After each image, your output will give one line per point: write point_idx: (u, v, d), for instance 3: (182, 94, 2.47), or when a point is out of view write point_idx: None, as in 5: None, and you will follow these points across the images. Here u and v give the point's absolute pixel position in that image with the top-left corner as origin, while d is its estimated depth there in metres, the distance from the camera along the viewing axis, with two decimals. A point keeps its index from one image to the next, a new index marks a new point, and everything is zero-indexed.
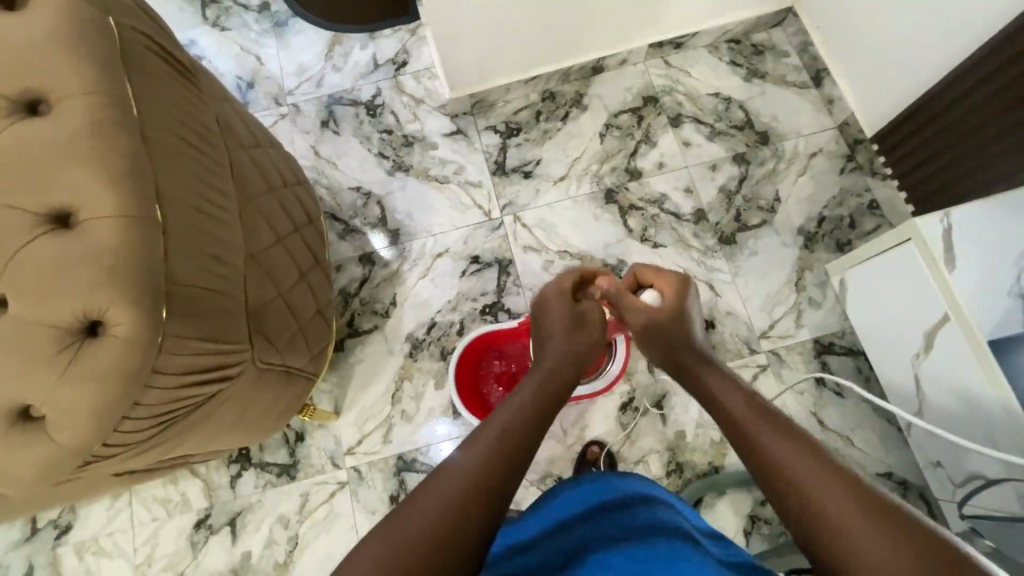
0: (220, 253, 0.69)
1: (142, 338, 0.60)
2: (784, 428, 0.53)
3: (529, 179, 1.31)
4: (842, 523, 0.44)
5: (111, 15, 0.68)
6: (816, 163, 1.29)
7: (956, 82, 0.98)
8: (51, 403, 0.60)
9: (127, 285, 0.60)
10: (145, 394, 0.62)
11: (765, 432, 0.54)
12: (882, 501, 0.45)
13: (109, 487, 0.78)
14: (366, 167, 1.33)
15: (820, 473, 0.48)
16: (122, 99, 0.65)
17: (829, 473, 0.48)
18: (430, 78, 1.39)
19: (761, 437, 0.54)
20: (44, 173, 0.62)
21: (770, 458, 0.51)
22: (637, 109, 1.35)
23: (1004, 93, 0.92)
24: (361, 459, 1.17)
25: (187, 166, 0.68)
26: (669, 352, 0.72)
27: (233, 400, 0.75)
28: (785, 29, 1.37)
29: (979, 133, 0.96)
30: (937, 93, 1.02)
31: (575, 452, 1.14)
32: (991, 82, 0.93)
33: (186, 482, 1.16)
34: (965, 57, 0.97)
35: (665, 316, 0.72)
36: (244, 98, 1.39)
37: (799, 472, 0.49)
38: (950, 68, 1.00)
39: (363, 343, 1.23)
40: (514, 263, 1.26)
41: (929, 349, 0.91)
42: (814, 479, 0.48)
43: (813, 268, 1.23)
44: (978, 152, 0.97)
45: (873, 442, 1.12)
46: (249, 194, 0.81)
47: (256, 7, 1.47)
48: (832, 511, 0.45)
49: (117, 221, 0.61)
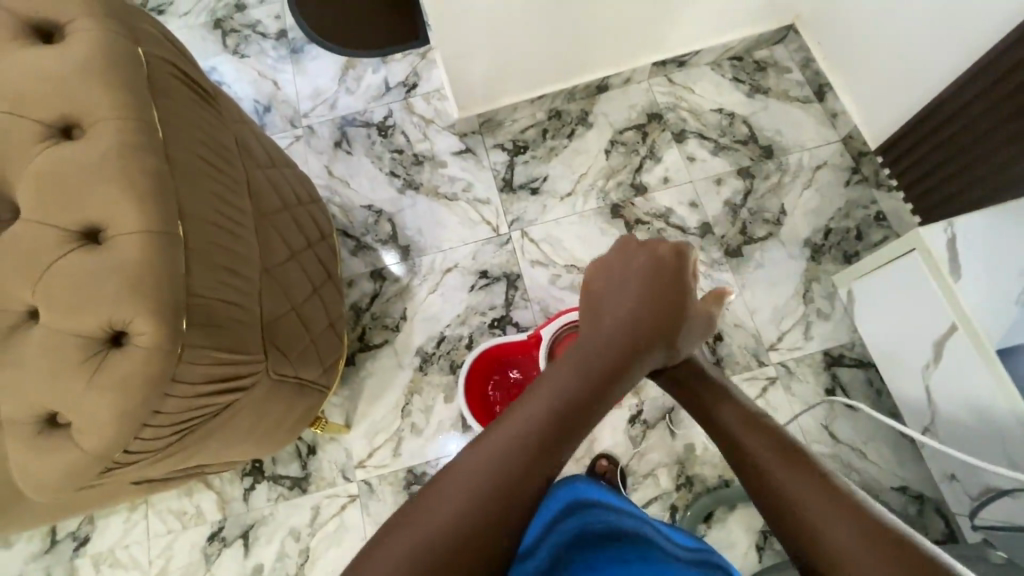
0: (237, 266, 0.72)
1: (164, 347, 0.62)
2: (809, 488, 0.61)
3: (537, 195, 1.34)
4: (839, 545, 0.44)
5: (139, 44, 0.73)
6: (821, 176, 1.30)
7: (963, 90, 0.99)
8: (75, 409, 0.63)
9: (150, 296, 0.63)
10: (165, 403, 0.65)
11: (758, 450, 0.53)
12: None
13: (128, 495, 0.80)
14: (378, 186, 1.37)
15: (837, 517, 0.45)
16: (148, 122, 0.69)
17: (826, 493, 0.47)
18: (439, 99, 1.43)
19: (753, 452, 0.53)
20: (73, 191, 0.66)
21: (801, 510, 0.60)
22: (642, 125, 1.37)
23: (1011, 99, 0.91)
24: (372, 472, 1.18)
25: (207, 184, 0.72)
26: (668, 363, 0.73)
27: (248, 410, 0.77)
28: (787, 45, 1.39)
29: (987, 139, 0.96)
30: (945, 99, 1.02)
31: (584, 466, 1.14)
32: (995, 90, 0.94)
33: (201, 495, 1.18)
34: (970, 65, 0.97)
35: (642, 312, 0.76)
36: (261, 121, 1.45)
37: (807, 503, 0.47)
38: (959, 74, 1.00)
39: (374, 357, 1.25)
40: (521, 277, 1.28)
41: (938, 360, 0.91)
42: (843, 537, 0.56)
43: (821, 280, 1.23)
44: (986, 159, 0.97)
45: (886, 456, 1.10)
46: (265, 211, 0.85)
47: (274, 35, 1.53)
48: None
49: (141, 236, 0.64)
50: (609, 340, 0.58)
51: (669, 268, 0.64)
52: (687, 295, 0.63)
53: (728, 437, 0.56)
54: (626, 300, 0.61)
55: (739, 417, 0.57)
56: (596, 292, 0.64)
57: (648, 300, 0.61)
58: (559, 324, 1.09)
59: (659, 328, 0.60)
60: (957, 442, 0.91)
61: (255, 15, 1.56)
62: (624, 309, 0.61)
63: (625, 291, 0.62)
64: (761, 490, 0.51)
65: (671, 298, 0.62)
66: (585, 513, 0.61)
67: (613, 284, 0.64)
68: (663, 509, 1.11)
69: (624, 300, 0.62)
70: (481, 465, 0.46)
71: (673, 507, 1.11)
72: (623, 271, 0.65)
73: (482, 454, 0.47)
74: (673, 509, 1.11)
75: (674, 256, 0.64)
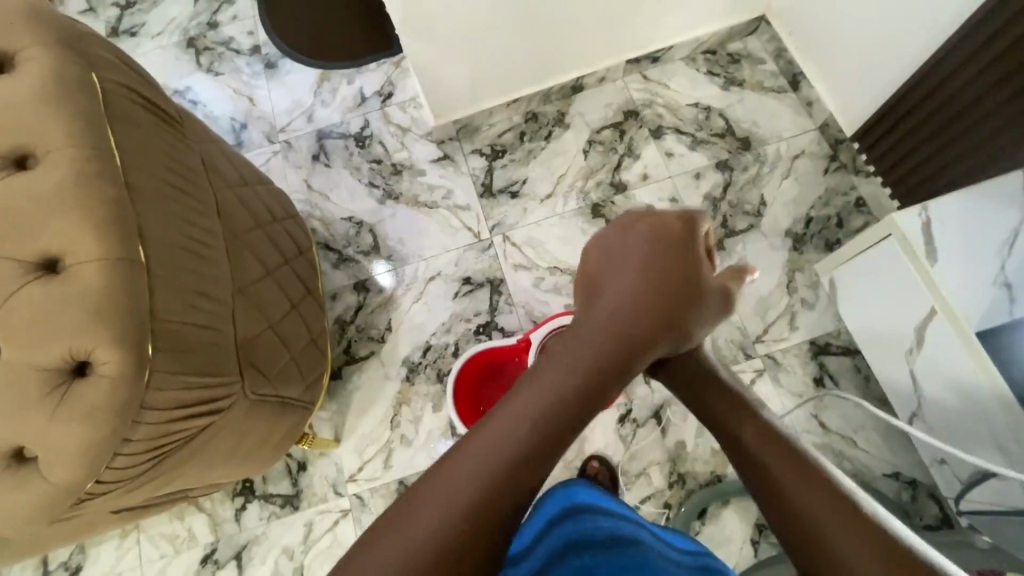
0: (206, 288, 0.72)
1: (129, 374, 0.62)
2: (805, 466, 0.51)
3: (517, 198, 1.34)
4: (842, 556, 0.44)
5: (94, 70, 0.73)
6: (800, 165, 1.30)
7: (948, 58, 0.96)
8: (40, 442, 0.62)
9: (113, 324, 0.62)
10: (135, 430, 0.64)
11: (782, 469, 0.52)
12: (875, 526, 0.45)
13: (110, 523, 0.80)
14: (357, 198, 1.36)
15: (848, 525, 0.45)
16: (105, 149, 0.68)
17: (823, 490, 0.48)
18: (415, 107, 1.43)
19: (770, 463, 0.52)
20: (29, 222, 0.65)
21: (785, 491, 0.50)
22: (619, 123, 1.37)
23: (998, 65, 0.88)
24: (364, 485, 1.17)
25: (171, 208, 0.71)
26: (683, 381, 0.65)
27: (226, 433, 0.77)
28: (760, 36, 1.39)
29: (975, 109, 0.94)
30: (932, 67, 0.99)
31: (576, 468, 1.13)
32: (984, 54, 0.90)
33: (192, 517, 1.17)
34: (954, 32, 0.94)
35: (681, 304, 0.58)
36: (239, 138, 1.44)
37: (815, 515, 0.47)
38: (943, 42, 0.96)
39: (361, 370, 1.25)
40: (505, 281, 1.28)
41: (920, 345, 0.90)
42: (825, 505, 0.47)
43: (804, 269, 1.23)
44: (972, 130, 0.94)
45: (877, 443, 1.10)
46: (236, 230, 0.84)
47: (248, 51, 1.53)
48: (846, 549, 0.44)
49: (100, 264, 0.64)
50: (619, 322, 0.55)
51: (678, 238, 0.61)
52: (698, 270, 0.61)
53: (750, 456, 0.54)
54: (644, 267, 0.59)
55: (747, 420, 0.57)
56: (602, 265, 0.61)
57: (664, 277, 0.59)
58: (548, 328, 1.07)
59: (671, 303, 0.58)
60: (944, 426, 0.91)
61: (228, 32, 1.55)
62: (622, 296, 0.57)
63: (627, 267, 0.60)
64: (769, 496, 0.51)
65: (680, 266, 0.60)
66: (581, 517, 0.59)
67: (609, 265, 0.61)
68: (655, 508, 1.10)
69: (625, 276, 0.59)
70: (482, 474, 0.44)
71: (667, 505, 1.10)
72: (624, 248, 0.61)
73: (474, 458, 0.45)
74: (666, 507, 1.10)
75: (682, 222, 0.63)
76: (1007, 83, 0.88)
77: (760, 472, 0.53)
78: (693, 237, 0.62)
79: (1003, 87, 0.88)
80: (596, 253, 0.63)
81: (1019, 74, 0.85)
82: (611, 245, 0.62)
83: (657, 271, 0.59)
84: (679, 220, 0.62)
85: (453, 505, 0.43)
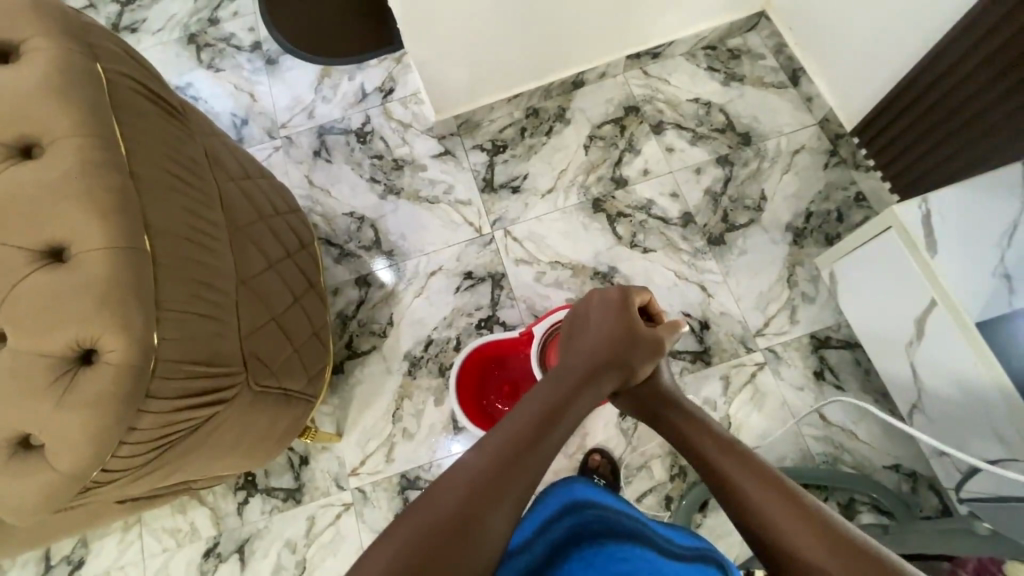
0: (211, 279, 0.72)
1: (135, 363, 0.62)
2: (761, 474, 0.57)
3: (518, 194, 1.34)
4: (809, 555, 0.48)
5: (99, 61, 0.73)
6: (800, 160, 1.30)
7: (946, 52, 0.96)
8: (47, 429, 0.63)
9: (118, 312, 0.62)
10: (140, 419, 0.65)
11: (743, 478, 0.58)
12: (825, 520, 0.51)
13: (113, 514, 0.80)
14: (359, 193, 1.36)
15: (800, 521, 0.51)
16: (110, 139, 0.68)
17: (778, 493, 0.55)
18: (417, 103, 1.43)
19: (738, 481, 0.58)
20: (34, 211, 0.66)
21: (746, 495, 0.56)
22: (620, 119, 1.37)
23: (997, 57, 0.89)
24: (365, 479, 1.17)
25: (176, 199, 0.72)
26: (650, 408, 0.75)
27: (230, 424, 0.77)
28: (759, 32, 1.39)
29: (972, 103, 0.94)
30: (930, 62, 1.00)
31: (577, 461, 1.13)
32: (981, 49, 0.91)
33: (195, 511, 1.17)
34: (953, 25, 0.94)
35: (625, 348, 0.74)
36: (239, 134, 1.44)
37: (783, 525, 0.52)
38: (942, 35, 0.97)
39: (362, 364, 1.25)
40: (506, 276, 1.28)
41: (920, 335, 0.91)
42: (780, 505, 0.53)
43: (804, 263, 1.23)
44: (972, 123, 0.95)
45: (878, 436, 1.11)
46: (239, 223, 0.84)
47: (248, 47, 1.53)
48: (800, 541, 0.50)
49: (106, 253, 0.64)
50: (577, 364, 0.71)
51: (620, 303, 0.79)
52: (637, 323, 0.77)
53: (714, 470, 0.61)
54: (592, 326, 0.78)
55: (719, 447, 0.63)
56: (570, 335, 0.81)
57: (609, 331, 0.76)
58: (548, 322, 1.07)
59: (620, 345, 0.74)
60: (945, 417, 0.91)
61: (228, 29, 1.56)
62: (580, 349, 0.74)
63: (584, 331, 0.78)
64: (732, 503, 0.57)
65: (624, 321, 0.77)
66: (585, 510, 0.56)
67: (573, 333, 0.80)
68: (657, 501, 1.10)
69: (582, 337, 0.77)
70: (473, 469, 0.51)
71: (667, 498, 1.10)
72: (581, 320, 0.81)
73: (466, 464, 0.52)
74: (668, 500, 1.10)
75: (619, 292, 0.81)
76: (1006, 75, 0.88)
77: (731, 490, 0.58)
78: (628, 301, 0.80)
79: (1002, 80, 0.88)
80: (564, 329, 0.84)
81: (1018, 65, 0.85)
82: (574, 322, 0.82)
83: (602, 327, 0.76)
84: (617, 291, 0.81)
85: (458, 488, 0.49)
